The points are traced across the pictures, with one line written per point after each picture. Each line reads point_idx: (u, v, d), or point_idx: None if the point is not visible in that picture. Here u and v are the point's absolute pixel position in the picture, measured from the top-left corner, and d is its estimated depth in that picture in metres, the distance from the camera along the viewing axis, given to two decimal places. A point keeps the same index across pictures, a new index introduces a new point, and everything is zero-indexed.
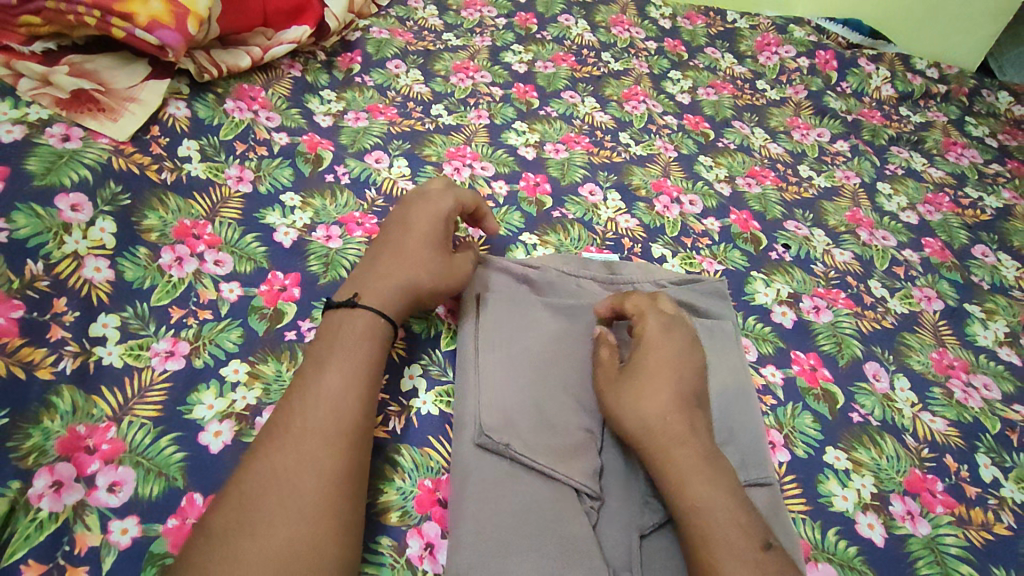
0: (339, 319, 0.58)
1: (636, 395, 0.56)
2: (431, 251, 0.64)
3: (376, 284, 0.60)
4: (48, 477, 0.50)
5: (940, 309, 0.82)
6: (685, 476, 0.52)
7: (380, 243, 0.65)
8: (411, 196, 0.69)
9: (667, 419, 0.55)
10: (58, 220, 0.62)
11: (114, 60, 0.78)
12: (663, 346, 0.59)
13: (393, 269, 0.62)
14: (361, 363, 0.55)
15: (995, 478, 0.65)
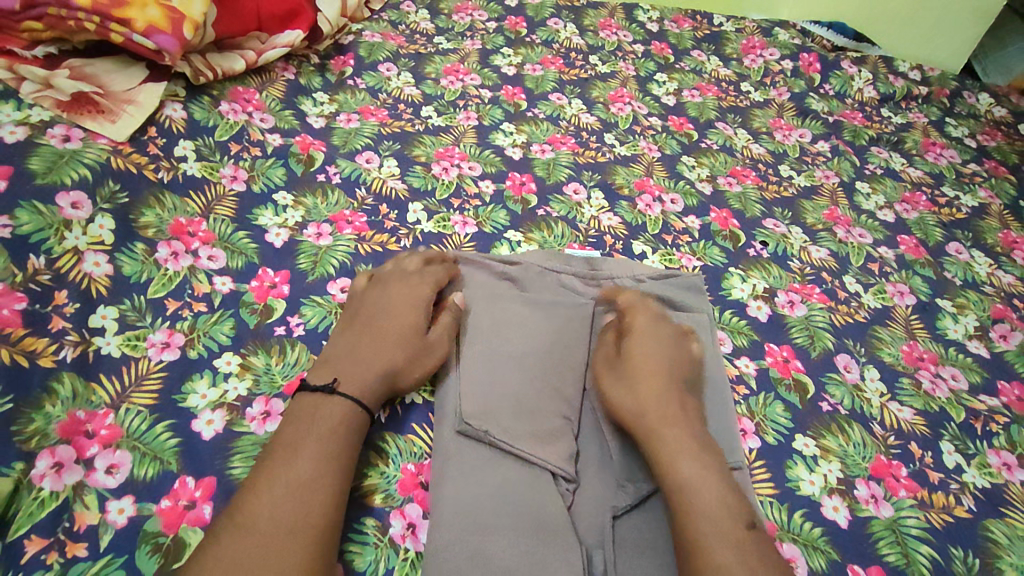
0: (310, 405, 0.56)
1: (626, 382, 0.60)
2: (409, 337, 0.62)
3: (355, 370, 0.59)
4: (49, 458, 0.53)
5: (912, 304, 0.85)
6: (673, 454, 0.55)
7: (355, 325, 0.64)
8: (386, 278, 0.68)
9: (658, 402, 0.58)
10: (59, 217, 0.65)
11: (112, 64, 0.81)
12: (658, 339, 0.63)
13: (373, 356, 0.60)
14: (322, 447, 0.53)
15: (958, 464, 0.68)
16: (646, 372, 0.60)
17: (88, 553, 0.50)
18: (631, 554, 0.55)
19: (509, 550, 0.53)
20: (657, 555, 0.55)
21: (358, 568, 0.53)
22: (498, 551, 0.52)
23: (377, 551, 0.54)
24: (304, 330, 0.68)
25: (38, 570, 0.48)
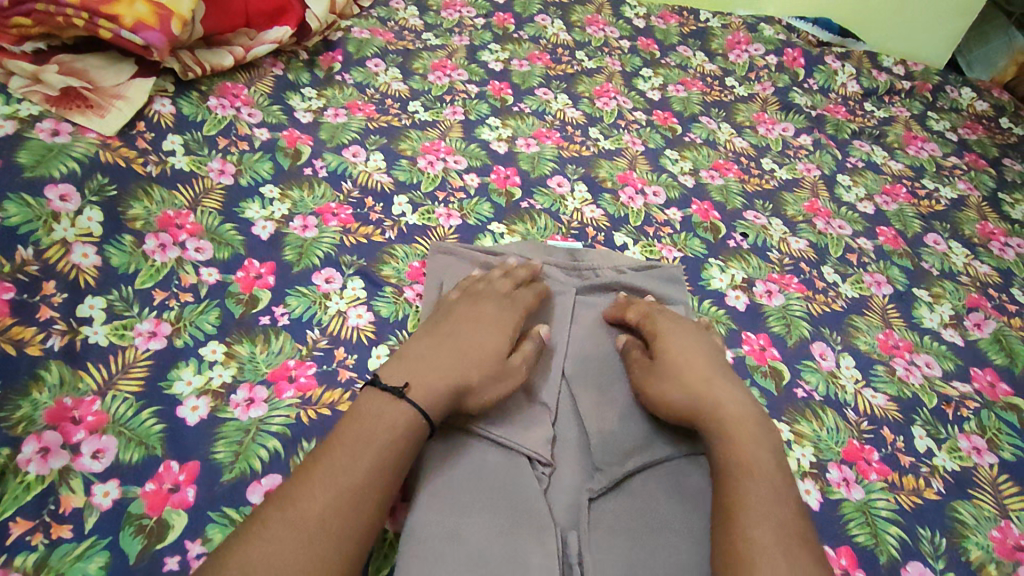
0: (379, 405, 0.54)
1: (676, 372, 0.62)
2: (490, 355, 0.61)
3: (428, 375, 0.57)
4: (35, 443, 0.54)
5: (889, 294, 0.86)
6: (734, 439, 0.56)
7: (436, 333, 0.62)
8: (475, 294, 0.67)
9: (713, 391, 0.60)
10: (48, 209, 0.66)
11: (101, 60, 0.82)
12: (694, 338, 0.67)
13: (450, 364, 0.58)
14: (383, 455, 0.51)
15: (928, 449, 0.69)
16: (695, 366, 0.62)
17: (73, 535, 0.51)
18: (605, 533, 0.57)
19: (484, 529, 0.54)
20: (632, 533, 0.56)
21: None
22: (473, 530, 0.53)
23: None
24: (288, 320, 0.69)
25: (25, 550, 0.49)
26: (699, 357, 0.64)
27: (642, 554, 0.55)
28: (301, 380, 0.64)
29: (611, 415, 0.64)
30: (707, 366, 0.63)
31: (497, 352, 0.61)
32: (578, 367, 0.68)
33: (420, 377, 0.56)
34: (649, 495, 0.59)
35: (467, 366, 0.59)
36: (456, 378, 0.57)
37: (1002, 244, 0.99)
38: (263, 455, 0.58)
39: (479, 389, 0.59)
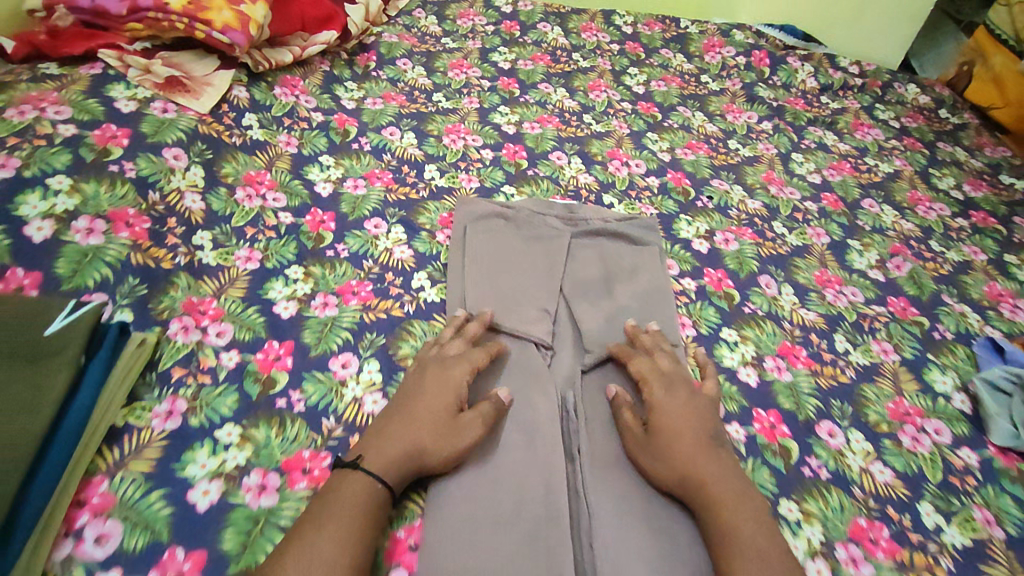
0: (336, 477, 0.61)
1: (665, 442, 0.67)
2: (440, 415, 0.67)
3: (382, 446, 0.64)
4: (178, 323, 0.75)
5: (827, 243, 1.06)
6: (719, 503, 0.63)
7: (390, 404, 0.69)
8: (426, 360, 0.74)
9: (697, 460, 0.66)
10: (166, 165, 0.87)
11: (192, 56, 1.02)
12: (681, 396, 0.72)
13: (401, 433, 0.65)
14: (395, 432, 0.65)
15: (846, 349, 0.89)
16: (683, 432, 0.68)
17: (211, 381, 0.71)
18: (593, 392, 0.78)
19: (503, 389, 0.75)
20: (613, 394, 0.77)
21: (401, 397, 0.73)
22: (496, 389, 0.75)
23: None
24: (348, 253, 0.89)
25: (184, 386, 0.69)
26: (686, 417, 0.70)
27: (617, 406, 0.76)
28: (363, 293, 0.84)
29: (598, 318, 0.85)
30: (690, 429, 0.68)
31: (445, 412, 0.68)
32: (572, 286, 0.89)
33: (371, 446, 0.64)
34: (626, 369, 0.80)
35: (418, 429, 0.65)
36: (406, 438, 0.64)
37: (926, 208, 1.18)
38: (339, 340, 0.78)
39: (435, 444, 0.65)
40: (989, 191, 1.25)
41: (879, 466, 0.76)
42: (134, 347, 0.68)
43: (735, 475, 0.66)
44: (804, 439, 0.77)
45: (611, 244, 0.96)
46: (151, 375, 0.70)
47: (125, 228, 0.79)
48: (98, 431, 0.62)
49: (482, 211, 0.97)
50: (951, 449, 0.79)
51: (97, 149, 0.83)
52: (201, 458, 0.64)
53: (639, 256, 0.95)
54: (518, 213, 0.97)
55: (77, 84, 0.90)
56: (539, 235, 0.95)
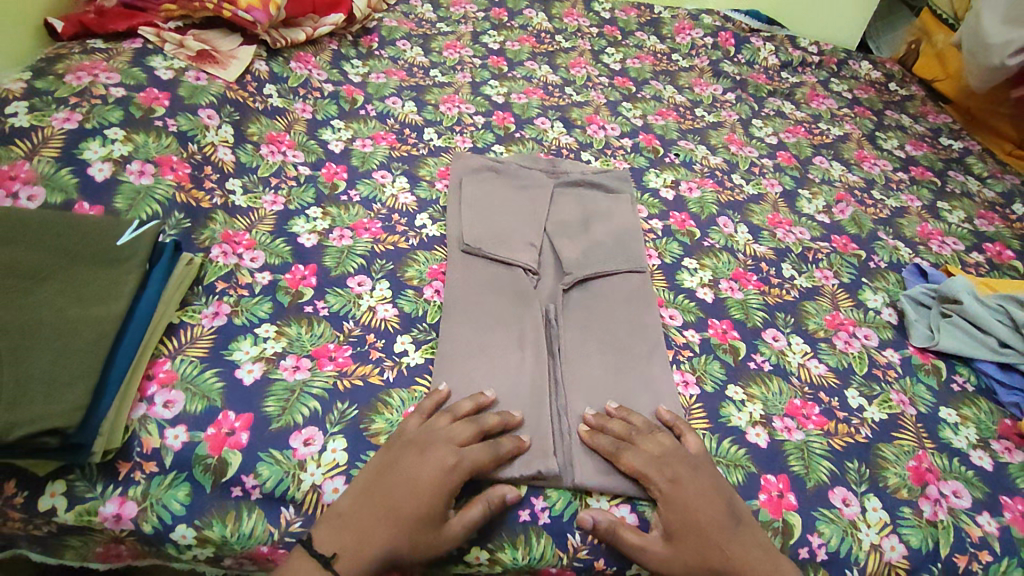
0: (306, 572, 0.61)
1: (696, 558, 0.65)
2: (422, 520, 0.63)
3: (359, 545, 0.62)
4: (218, 249, 0.88)
5: (780, 192, 1.20)
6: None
7: (383, 486, 0.65)
8: (430, 439, 0.68)
9: (725, 553, 0.65)
10: (201, 123, 1.01)
11: (218, 33, 1.17)
12: (689, 486, 0.68)
13: (380, 538, 0.63)
14: (378, 527, 0.63)
15: (792, 274, 1.03)
16: (710, 540, 0.66)
17: (249, 293, 0.84)
18: (573, 308, 0.88)
19: (495, 304, 0.86)
20: (590, 310, 0.88)
21: (409, 309, 0.87)
22: (489, 304, 0.86)
23: (417, 304, 0.88)
24: (359, 197, 1.02)
25: (226, 295, 0.83)
26: (707, 513, 0.67)
27: (594, 320, 0.87)
28: (373, 229, 0.97)
29: (578, 248, 0.95)
30: (715, 528, 0.66)
31: (431, 519, 0.64)
32: (555, 223, 0.99)
33: (350, 540, 0.63)
34: (602, 290, 0.91)
35: (396, 534, 0.63)
36: (382, 541, 0.63)
37: (872, 164, 1.33)
38: (355, 264, 0.91)
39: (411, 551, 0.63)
40: (928, 150, 1.40)
41: (815, 361, 0.89)
42: (186, 264, 0.81)
43: (762, 549, 0.67)
44: (750, 340, 0.91)
45: (589, 192, 1.07)
46: (198, 288, 0.83)
47: (170, 172, 0.93)
48: (161, 324, 0.75)
49: (474, 163, 1.09)
50: (877, 350, 0.93)
51: (143, 108, 0.96)
52: (245, 347, 0.77)
53: (614, 201, 1.06)
54: (506, 164, 1.08)
55: (122, 55, 1.04)
56: (526, 184, 1.06)
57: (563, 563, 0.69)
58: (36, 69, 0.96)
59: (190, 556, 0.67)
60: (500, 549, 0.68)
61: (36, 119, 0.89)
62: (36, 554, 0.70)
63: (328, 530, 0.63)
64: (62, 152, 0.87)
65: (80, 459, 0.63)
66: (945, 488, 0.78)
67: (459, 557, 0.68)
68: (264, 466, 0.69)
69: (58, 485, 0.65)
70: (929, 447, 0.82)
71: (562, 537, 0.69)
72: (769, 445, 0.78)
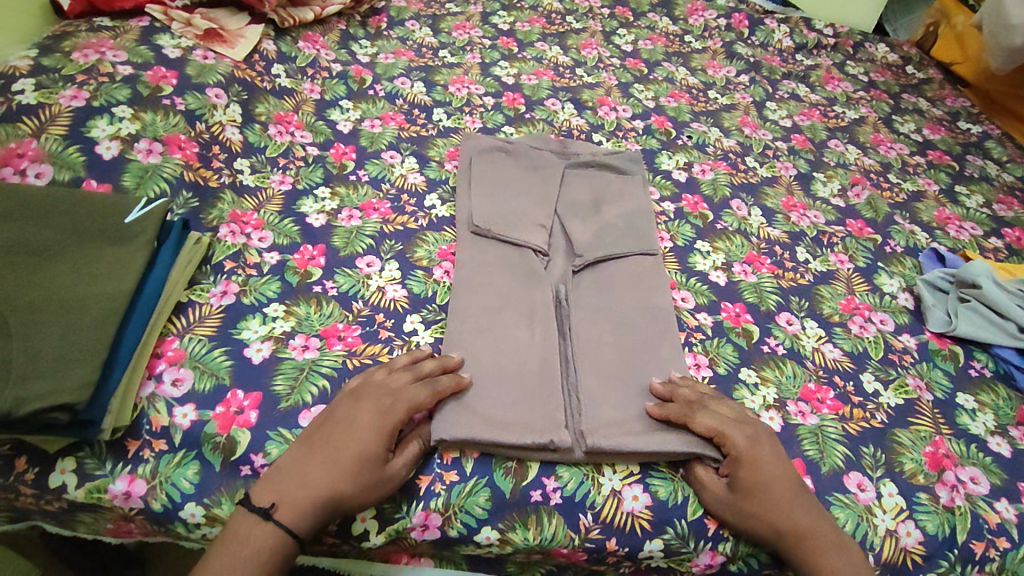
0: (247, 525, 0.60)
1: (760, 511, 0.66)
2: (362, 460, 0.63)
3: (298, 491, 0.61)
4: (226, 228, 0.87)
5: (794, 174, 1.18)
6: (824, 560, 0.65)
7: (319, 435, 0.65)
8: (363, 388, 0.68)
9: (790, 515, 0.66)
10: (209, 102, 0.99)
11: (226, 12, 1.16)
12: (764, 448, 0.69)
13: (320, 481, 0.62)
14: (313, 471, 0.62)
15: (806, 258, 1.01)
16: (776, 500, 0.67)
17: (258, 272, 0.83)
18: (584, 289, 0.87)
19: (505, 284, 0.85)
20: (602, 291, 0.87)
21: (418, 290, 0.86)
22: (499, 284, 0.85)
23: (426, 284, 0.87)
24: (368, 177, 1.01)
25: (235, 274, 0.82)
26: (779, 475, 0.68)
27: (605, 300, 0.86)
28: (382, 209, 0.96)
29: (588, 229, 0.93)
30: (783, 490, 0.67)
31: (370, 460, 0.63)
32: (565, 205, 0.98)
33: (288, 487, 0.61)
34: (613, 271, 0.90)
35: (336, 476, 0.62)
36: (320, 485, 0.61)
37: (888, 147, 1.30)
38: (363, 244, 0.90)
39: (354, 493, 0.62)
40: (947, 134, 1.38)
41: (830, 346, 0.88)
42: (195, 243, 0.80)
43: (827, 518, 0.68)
44: (764, 324, 0.89)
45: (600, 174, 1.05)
46: (207, 267, 0.82)
47: (178, 151, 0.92)
48: (169, 303, 0.74)
49: (484, 143, 1.07)
50: (893, 335, 0.91)
51: (151, 86, 0.95)
52: (254, 326, 0.77)
53: (626, 183, 1.04)
54: (517, 145, 1.06)
55: (129, 33, 1.03)
56: (536, 165, 1.04)
57: (574, 544, 0.68)
58: (43, 46, 0.95)
59: (200, 535, 0.67)
60: (511, 529, 0.67)
61: (43, 96, 0.88)
62: (52, 525, 0.70)
63: (273, 477, 0.63)
64: (70, 130, 0.86)
65: (90, 435, 0.62)
66: (963, 474, 0.77)
67: (471, 536, 0.67)
68: (274, 445, 0.68)
69: (68, 462, 0.65)
70: (947, 433, 0.80)
71: (573, 519, 0.68)
72: (783, 429, 0.77)
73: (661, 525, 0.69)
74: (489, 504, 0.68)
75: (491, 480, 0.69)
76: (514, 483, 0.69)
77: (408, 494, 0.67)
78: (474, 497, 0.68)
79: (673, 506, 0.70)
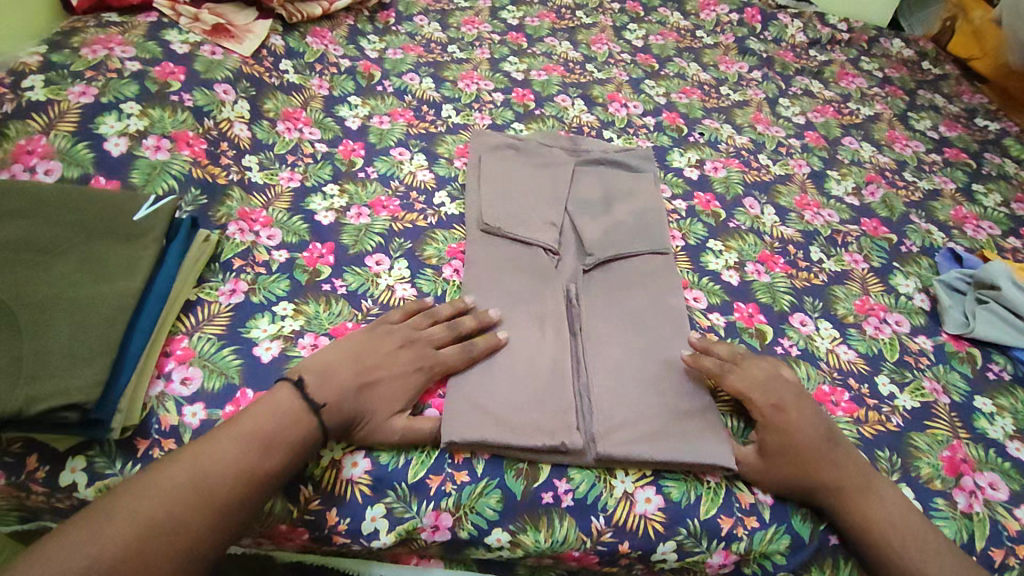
0: (290, 411, 0.63)
1: (794, 473, 0.69)
2: (390, 401, 0.68)
3: (339, 401, 0.66)
4: (234, 226, 0.87)
5: (808, 172, 1.17)
6: (858, 510, 0.68)
7: (366, 360, 0.70)
8: (411, 335, 0.74)
9: (823, 471, 0.69)
10: (217, 99, 0.99)
11: (233, 8, 1.16)
12: (791, 410, 0.71)
13: (352, 406, 0.66)
14: (348, 389, 0.67)
15: (820, 258, 0.99)
16: (807, 460, 0.69)
17: (266, 270, 0.82)
18: (595, 288, 0.86)
19: (516, 283, 0.84)
20: (613, 291, 0.86)
21: (428, 289, 0.85)
22: (509, 283, 0.84)
23: (436, 283, 0.86)
24: (377, 174, 1.00)
25: (243, 272, 0.81)
26: (807, 436, 0.70)
27: (617, 301, 0.85)
28: (391, 207, 0.95)
29: (599, 228, 0.92)
30: (813, 449, 0.69)
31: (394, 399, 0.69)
32: (576, 202, 0.97)
33: (329, 393, 0.66)
34: (626, 271, 0.88)
35: (366, 407, 0.67)
36: (351, 407, 0.66)
37: (903, 145, 1.28)
38: (373, 242, 0.89)
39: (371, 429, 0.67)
40: (963, 132, 1.35)
41: (844, 348, 0.87)
42: (203, 241, 0.80)
43: (858, 471, 0.70)
44: (778, 324, 0.88)
45: (610, 171, 1.04)
46: (215, 264, 0.81)
47: (186, 148, 0.91)
48: (177, 301, 0.74)
49: (494, 141, 1.05)
50: (909, 336, 0.90)
51: (159, 82, 0.95)
52: (263, 325, 0.76)
53: (638, 181, 1.03)
54: (526, 142, 1.05)
55: (137, 29, 1.02)
56: (546, 161, 1.03)
57: (586, 547, 0.67)
58: (51, 42, 0.95)
59: None
60: (521, 531, 0.67)
61: (52, 93, 0.87)
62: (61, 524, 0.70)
63: (318, 380, 0.66)
64: (79, 127, 0.86)
65: (99, 435, 0.62)
66: (981, 479, 0.75)
67: (481, 538, 0.67)
68: None
69: (78, 461, 0.64)
70: (964, 437, 0.79)
71: (585, 521, 0.67)
72: None
73: (674, 527, 0.68)
74: (500, 506, 0.67)
75: (502, 482, 0.68)
76: (525, 484, 0.68)
77: (418, 494, 0.67)
78: (484, 498, 0.67)
79: (686, 508, 0.69)
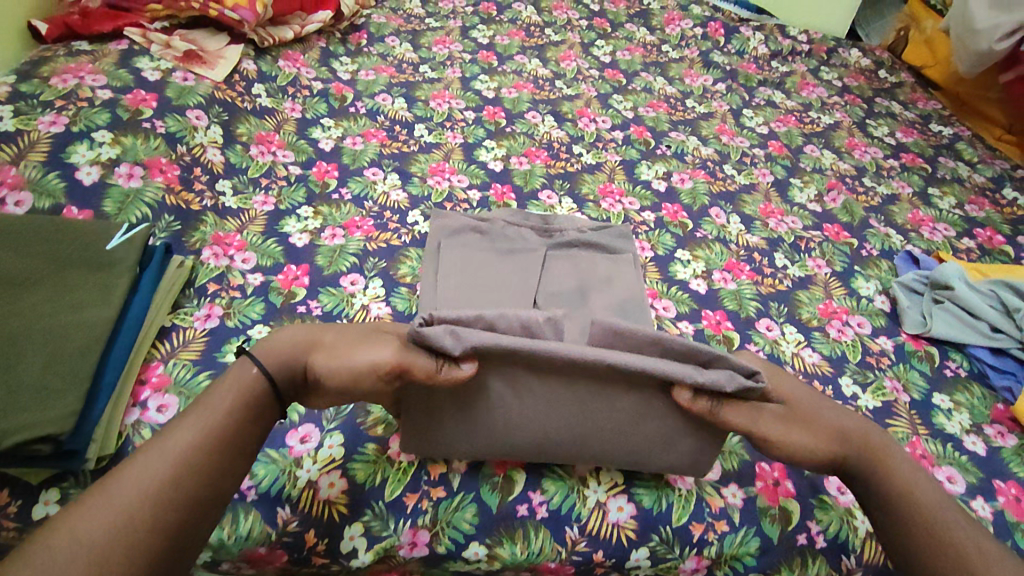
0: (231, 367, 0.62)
1: (813, 424, 0.68)
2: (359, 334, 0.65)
3: (280, 342, 0.64)
4: (209, 251, 0.88)
5: (771, 181, 1.20)
6: (880, 463, 0.66)
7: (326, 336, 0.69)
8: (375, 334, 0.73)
9: (836, 422, 0.68)
10: (190, 124, 1.00)
11: (204, 33, 1.16)
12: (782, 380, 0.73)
13: (297, 337, 0.65)
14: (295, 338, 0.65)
15: (784, 264, 1.02)
16: (815, 413, 0.69)
17: (242, 294, 0.83)
18: None
19: None
20: None
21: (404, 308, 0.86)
22: None
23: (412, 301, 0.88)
24: (351, 195, 1.02)
25: (218, 297, 0.82)
26: (806, 398, 0.71)
27: None
28: (365, 227, 0.97)
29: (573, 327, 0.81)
30: (817, 405, 0.70)
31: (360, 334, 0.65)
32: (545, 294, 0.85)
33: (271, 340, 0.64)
34: None
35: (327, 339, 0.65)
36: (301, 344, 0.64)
37: (862, 151, 1.33)
38: (348, 263, 0.91)
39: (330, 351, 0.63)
40: (919, 137, 1.41)
41: (808, 351, 0.89)
42: (176, 268, 0.81)
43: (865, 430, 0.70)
44: (744, 331, 0.91)
45: (586, 254, 0.92)
46: (190, 290, 0.82)
47: (159, 175, 0.92)
48: (152, 329, 0.74)
49: (456, 224, 0.94)
50: (870, 337, 0.93)
51: (131, 109, 0.96)
52: (239, 349, 0.76)
53: (617, 267, 0.91)
54: (491, 224, 0.94)
55: (108, 57, 1.03)
56: (515, 247, 0.91)
57: (562, 557, 0.68)
58: (20, 72, 0.95)
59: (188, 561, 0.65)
60: (498, 544, 0.68)
61: (22, 123, 0.88)
62: None
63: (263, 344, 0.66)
64: (50, 157, 0.86)
65: (74, 466, 0.61)
66: (939, 474, 0.78)
67: (459, 552, 0.67)
68: (268, 468, 0.67)
69: (52, 493, 0.62)
70: (923, 433, 0.82)
71: (560, 532, 0.69)
72: None
73: (645, 533, 0.70)
74: (476, 520, 0.68)
75: (478, 496, 0.70)
76: (500, 497, 0.70)
77: (396, 512, 0.68)
78: (461, 512, 0.69)
79: (657, 513, 0.71)
